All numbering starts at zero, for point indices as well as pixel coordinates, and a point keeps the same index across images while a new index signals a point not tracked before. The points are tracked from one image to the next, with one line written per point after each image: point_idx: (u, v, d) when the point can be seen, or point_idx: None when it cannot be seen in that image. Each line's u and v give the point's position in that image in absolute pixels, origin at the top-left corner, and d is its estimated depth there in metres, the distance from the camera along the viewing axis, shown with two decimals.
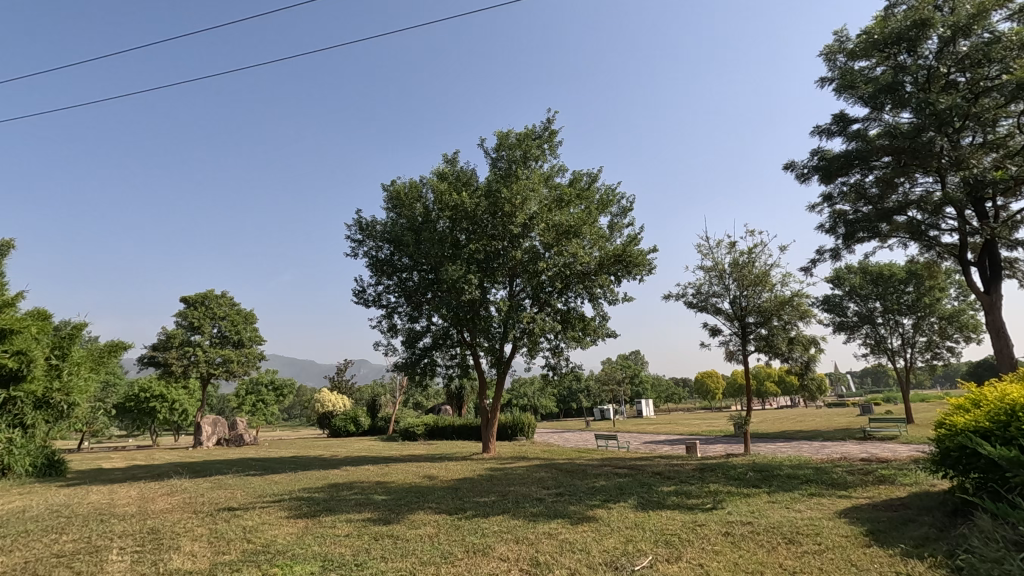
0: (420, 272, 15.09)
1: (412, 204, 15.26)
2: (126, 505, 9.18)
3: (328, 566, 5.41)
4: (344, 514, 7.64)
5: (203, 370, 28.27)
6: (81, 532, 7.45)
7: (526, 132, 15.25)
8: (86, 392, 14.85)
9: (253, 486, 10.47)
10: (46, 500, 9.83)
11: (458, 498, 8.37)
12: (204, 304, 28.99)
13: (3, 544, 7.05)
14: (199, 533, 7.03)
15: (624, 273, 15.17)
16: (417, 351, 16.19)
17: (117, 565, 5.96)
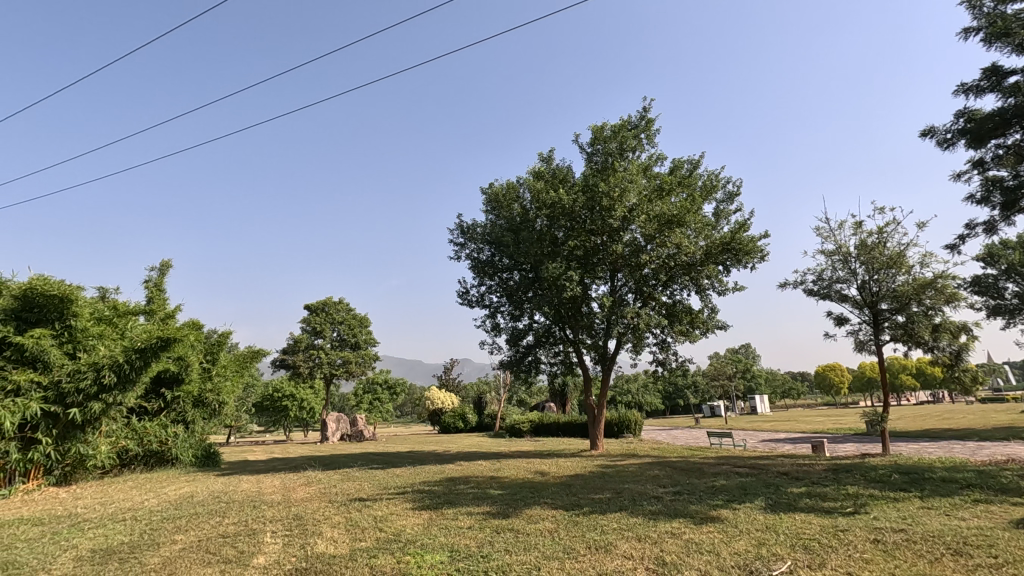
0: (520, 272, 15.32)
1: (510, 205, 15.50)
2: (272, 493, 10.21)
3: (455, 557, 5.64)
4: (464, 508, 7.94)
5: (326, 371, 30.74)
6: (239, 516, 8.41)
7: (621, 123, 14.93)
8: (232, 392, 16.83)
9: (378, 479, 11.21)
10: (208, 487, 11.21)
11: (573, 494, 8.39)
12: (324, 310, 31.49)
13: (179, 524, 8.12)
14: (337, 521, 7.65)
15: (732, 261, 14.44)
16: (521, 349, 16.44)
17: (272, 546, 6.66)
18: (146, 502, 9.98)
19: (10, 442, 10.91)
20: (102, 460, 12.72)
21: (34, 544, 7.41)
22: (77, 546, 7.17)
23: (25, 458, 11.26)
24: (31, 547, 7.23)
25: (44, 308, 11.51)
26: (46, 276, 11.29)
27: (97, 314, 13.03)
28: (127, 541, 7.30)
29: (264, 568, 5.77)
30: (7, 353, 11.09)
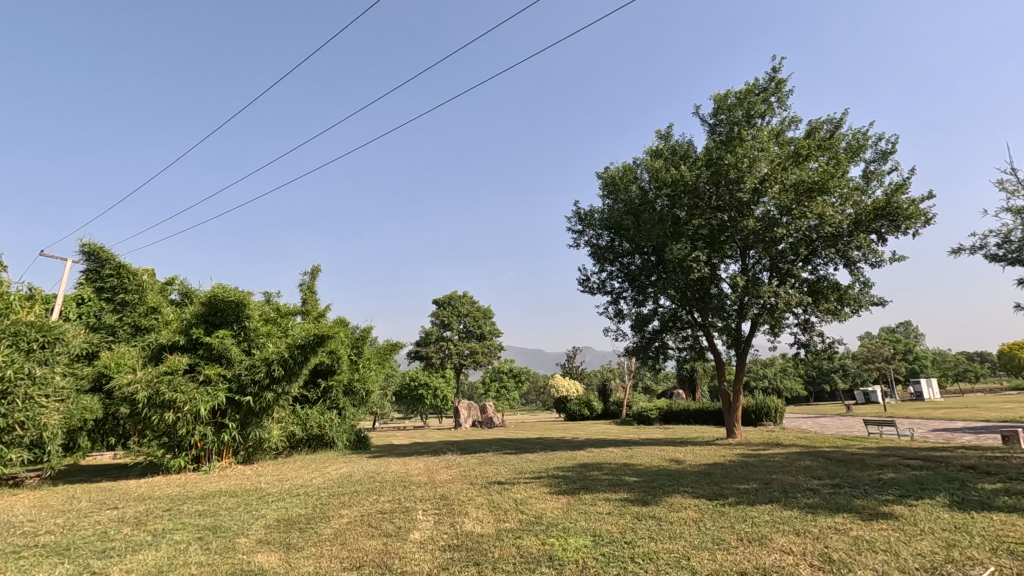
0: (642, 255, 14.89)
1: (628, 187, 15.11)
2: (419, 475, 11.01)
3: (599, 541, 5.67)
4: (602, 493, 7.94)
5: (456, 361, 32.45)
6: (392, 495, 9.18)
7: (746, 89, 13.88)
8: (376, 381, 18.43)
9: (513, 463, 11.60)
10: (363, 468, 12.38)
11: (715, 483, 8.03)
12: (451, 304, 33.15)
13: (344, 500, 9.06)
14: (480, 502, 8.04)
15: (889, 228, 12.84)
16: (647, 335, 16.04)
17: (424, 523, 7.18)
18: (314, 479, 11.28)
19: (206, 426, 12.91)
20: (276, 443, 14.60)
21: (233, 513, 8.69)
22: (265, 516, 8.29)
23: (218, 439, 13.26)
24: (231, 515, 8.49)
25: (224, 311, 13.35)
26: (226, 284, 13.12)
27: (264, 316, 14.89)
28: (303, 513, 8.29)
29: (421, 543, 6.24)
30: (199, 351, 13.07)
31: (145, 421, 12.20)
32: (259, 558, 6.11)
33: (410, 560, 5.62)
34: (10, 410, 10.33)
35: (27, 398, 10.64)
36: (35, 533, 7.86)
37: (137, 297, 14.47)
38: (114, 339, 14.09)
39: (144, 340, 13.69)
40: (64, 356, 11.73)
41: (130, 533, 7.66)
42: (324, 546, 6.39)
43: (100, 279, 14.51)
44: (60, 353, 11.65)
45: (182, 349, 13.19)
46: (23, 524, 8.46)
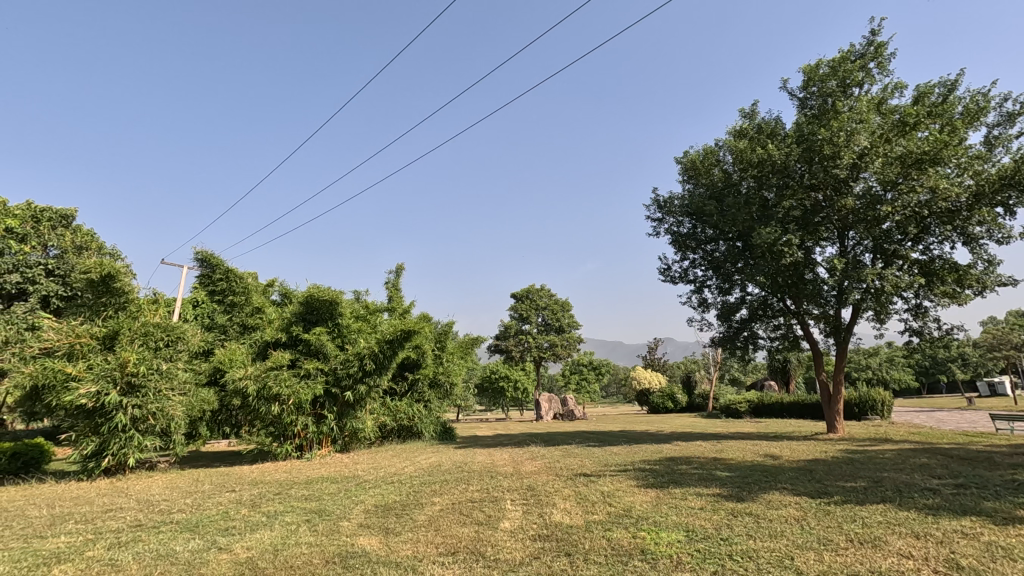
0: (727, 241, 14.22)
1: (709, 171, 14.50)
2: (505, 465, 11.22)
3: (693, 537, 5.52)
4: (693, 488, 7.70)
5: (535, 354, 32.68)
6: (480, 484, 9.42)
7: (840, 56, 12.86)
8: (460, 374, 18.97)
9: (598, 456, 11.54)
10: (451, 458, 12.80)
11: (817, 481, 7.54)
12: (529, 297, 33.38)
13: (435, 488, 9.43)
14: (567, 494, 8.07)
15: (1018, 199, 11.43)
16: (735, 325, 15.33)
17: (513, 512, 7.32)
18: (406, 468, 11.80)
19: (308, 417, 13.87)
20: (371, 433, 15.40)
21: (335, 498, 9.28)
22: (364, 501, 8.79)
23: (319, 429, 14.19)
24: (334, 500, 9.09)
25: (320, 310, 14.23)
26: (321, 283, 14.02)
27: (355, 313, 15.75)
28: (398, 500, 8.71)
29: (511, 532, 6.36)
30: (299, 347, 14.05)
31: (255, 412, 13.34)
32: (362, 541, 6.50)
33: (503, 549, 5.74)
34: (144, 401, 11.70)
35: (157, 391, 11.95)
36: (170, 511, 8.83)
37: (244, 299, 15.74)
38: (226, 337, 15.47)
39: (251, 338, 14.92)
40: (185, 353, 13.04)
41: (248, 514, 8.41)
42: (420, 532, 6.69)
43: (212, 283, 15.97)
44: (182, 351, 12.96)
45: (284, 345, 14.24)
46: (160, 502, 9.53)
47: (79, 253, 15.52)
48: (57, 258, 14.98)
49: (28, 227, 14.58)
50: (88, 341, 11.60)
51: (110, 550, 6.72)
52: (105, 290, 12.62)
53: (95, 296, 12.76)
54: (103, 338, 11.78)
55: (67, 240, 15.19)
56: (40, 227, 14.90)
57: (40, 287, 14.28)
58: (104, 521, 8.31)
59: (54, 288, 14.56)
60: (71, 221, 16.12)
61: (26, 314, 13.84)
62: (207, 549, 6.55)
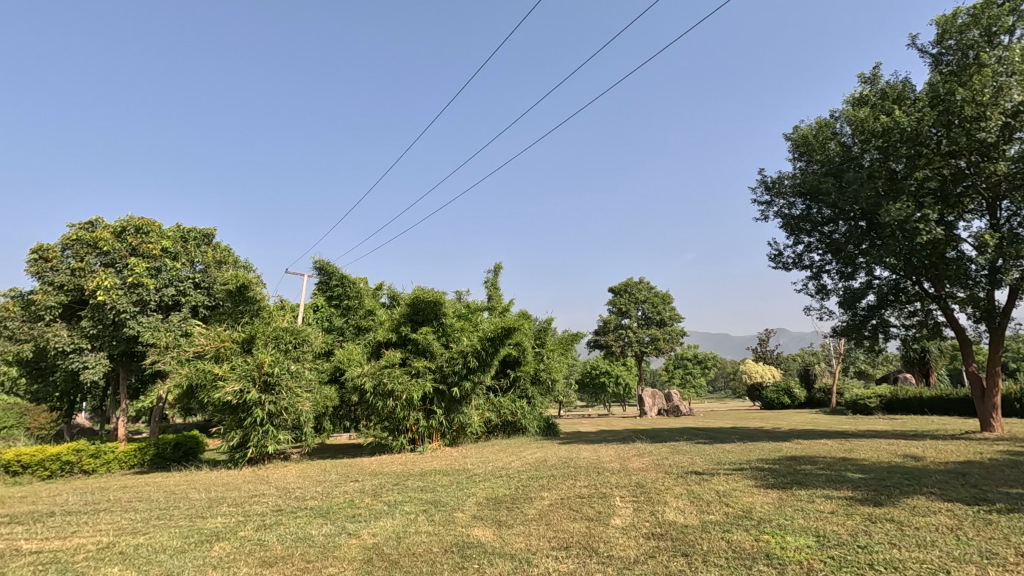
0: (848, 221, 13.00)
1: (825, 146, 13.33)
2: (611, 461, 11.10)
3: (824, 543, 5.11)
4: (821, 490, 7.12)
5: (637, 349, 31.96)
6: (588, 480, 9.37)
7: (983, 2, 11.24)
8: (561, 371, 19.03)
9: (710, 453, 11.05)
10: (557, 453, 12.88)
11: (972, 486, 6.67)
12: (627, 291, 32.66)
13: (543, 483, 9.53)
14: (679, 492, 7.80)
15: None
16: (861, 312, 13.99)
17: (623, 510, 7.20)
18: (513, 462, 12.04)
19: (419, 412, 14.62)
20: (477, 427, 15.88)
21: (448, 490, 9.71)
22: (475, 494, 9.10)
23: (429, 424, 14.87)
24: (447, 492, 9.51)
25: (426, 310, 14.89)
26: (426, 285, 14.70)
27: (458, 313, 16.35)
28: (508, 494, 8.91)
29: (623, 529, 6.28)
30: (408, 346, 14.83)
31: (373, 408, 14.35)
32: (476, 532, 6.74)
33: (616, 546, 5.69)
34: (277, 398, 12.96)
35: (288, 388, 13.18)
36: (304, 498, 9.70)
37: (358, 303, 17.00)
38: (343, 338, 16.70)
39: (365, 339, 15.98)
40: (310, 354, 14.27)
41: (371, 502, 9.03)
42: (531, 525, 6.81)
43: (329, 289, 17.35)
44: (307, 352, 14.21)
45: (395, 345, 15.12)
46: (295, 490, 10.52)
47: (220, 267, 17.49)
48: (202, 272, 16.99)
49: (179, 246, 16.68)
50: (230, 344, 13.07)
51: (258, 531, 7.52)
52: (242, 299, 14.14)
53: (234, 305, 14.35)
54: (242, 341, 13.19)
55: (210, 256, 17.18)
56: (188, 246, 16.98)
57: (190, 298, 16.28)
58: (251, 505, 9.32)
59: (201, 298, 16.53)
60: (212, 239, 18.19)
61: (180, 322, 15.88)
62: (338, 534, 7.13)
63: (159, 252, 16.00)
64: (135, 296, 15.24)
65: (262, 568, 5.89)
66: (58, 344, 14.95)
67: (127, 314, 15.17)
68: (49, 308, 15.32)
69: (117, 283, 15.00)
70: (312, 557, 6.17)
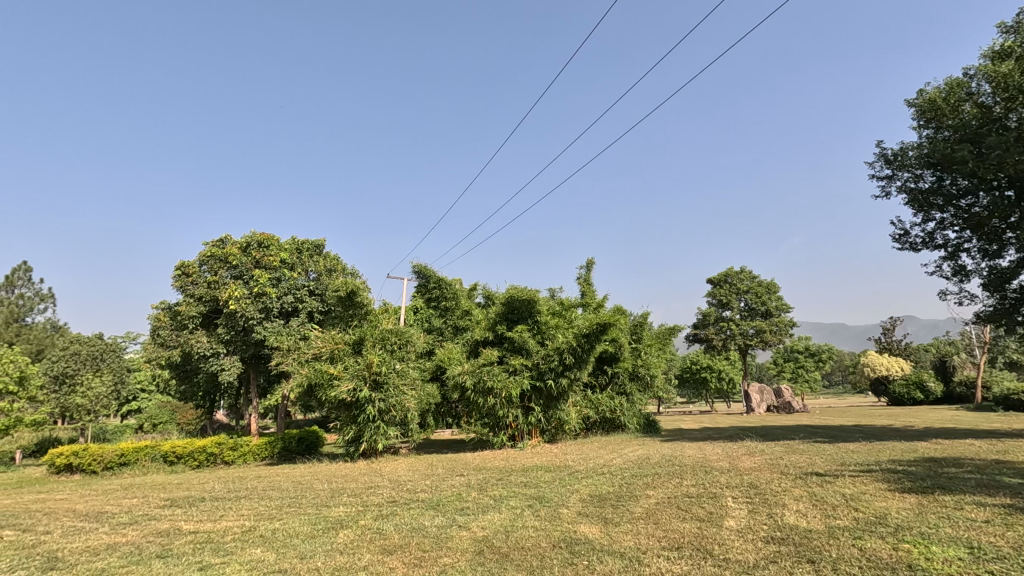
0: (991, 192, 11.45)
1: (958, 109, 11.84)
2: (720, 460, 10.61)
3: (979, 555, 4.55)
4: (971, 497, 6.34)
5: (741, 342, 30.27)
6: (695, 479, 9.02)
7: None
8: (660, 366, 18.47)
9: (831, 453, 10.22)
10: (660, 451, 12.53)
11: None
12: (727, 282, 31.09)
13: (647, 481, 9.32)
14: (799, 494, 7.28)
15: None
16: (1011, 295, 12.27)
17: (737, 511, 6.86)
18: (614, 460, 11.89)
19: (517, 409, 14.89)
20: (576, 424, 15.86)
21: (551, 486, 9.80)
22: (579, 491, 9.09)
23: (528, 420, 15.08)
24: (551, 488, 9.59)
25: (520, 309, 15.09)
26: (519, 284, 14.87)
27: (551, 310, 16.43)
28: (612, 491, 8.82)
29: (738, 531, 5.99)
30: (505, 345, 15.14)
31: (474, 405, 14.80)
32: (583, 529, 6.74)
33: (731, 548, 5.44)
34: (386, 395, 13.74)
35: (395, 386, 13.94)
36: (415, 490, 10.23)
37: (455, 304, 17.64)
38: (443, 338, 17.38)
39: (464, 338, 16.55)
40: (413, 354, 14.98)
41: (477, 496, 9.33)
42: (639, 523, 6.69)
43: (428, 291, 18.11)
44: (411, 352, 14.93)
45: (492, 343, 15.49)
46: (406, 482, 11.12)
47: (330, 274, 18.85)
48: (316, 279, 18.45)
49: (295, 257, 18.20)
50: (343, 346, 14.05)
51: (376, 520, 8.03)
52: (351, 304, 15.18)
53: (344, 309, 15.42)
54: (353, 343, 14.15)
55: (321, 264, 18.56)
56: (303, 256, 18.47)
57: (306, 304, 17.70)
58: (368, 496, 9.99)
59: (316, 304, 17.92)
60: (322, 249, 19.67)
61: (299, 327, 17.35)
62: (449, 525, 7.43)
63: (278, 263, 17.59)
64: (260, 304, 16.85)
65: (384, 555, 6.30)
66: (200, 349, 16.90)
67: (255, 320, 16.82)
68: (191, 318, 17.34)
69: (245, 293, 16.67)
70: (427, 547, 6.49)
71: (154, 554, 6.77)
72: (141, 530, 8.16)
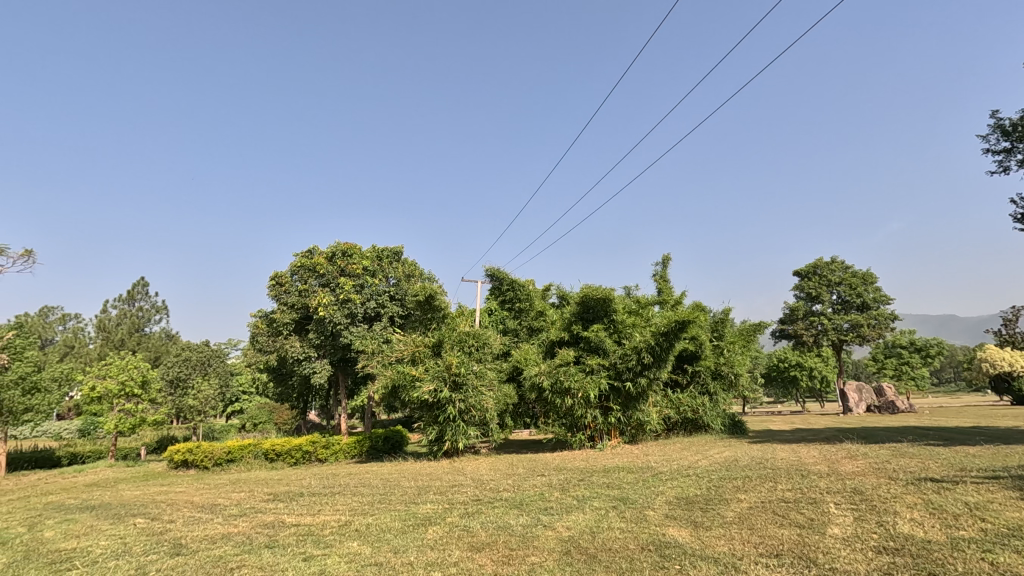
0: None
1: None
2: (818, 464, 9.95)
3: None
4: None
5: (834, 338, 28.28)
6: (791, 483, 8.51)
7: None
8: (745, 364, 17.63)
9: (948, 457, 9.30)
10: (749, 453, 11.96)
11: None
12: (816, 273, 29.22)
13: (738, 484, 8.91)
14: (913, 502, 6.69)
15: None
16: None
17: (842, 518, 6.40)
18: (700, 461, 11.48)
19: (595, 409, 14.73)
20: (657, 425, 15.48)
21: (635, 487, 9.61)
22: (665, 493, 8.85)
23: (607, 420, 14.88)
24: (635, 489, 9.41)
25: (595, 308, 14.94)
26: (594, 283, 14.72)
27: (627, 309, 16.15)
28: (699, 493, 8.52)
29: (844, 540, 5.60)
30: (581, 344, 15.02)
31: (552, 405, 14.81)
32: (672, 532, 6.57)
33: (838, 557, 5.10)
34: (466, 396, 14.04)
35: (474, 387, 14.23)
36: (498, 489, 10.40)
37: (529, 304, 17.78)
38: (518, 338, 17.57)
39: (539, 338, 16.63)
40: (491, 355, 15.22)
41: (560, 496, 9.32)
42: (732, 528, 6.42)
43: (502, 293, 18.34)
44: (488, 353, 15.18)
45: (568, 343, 15.42)
46: (489, 481, 11.33)
47: (409, 279, 19.58)
48: (395, 285, 19.24)
49: (376, 264, 19.05)
50: (423, 348, 14.53)
51: (463, 517, 8.23)
52: (430, 307, 15.68)
53: (424, 312, 15.93)
54: (432, 345, 14.58)
55: (400, 270, 19.33)
56: (383, 263, 19.31)
57: (388, 309, 18.49)
58: (453, 494, 10.26)
59: (396, 309, 18.70)
60: (401, 255, 20.46)
61: (381, 331, 18.13)
62: (534, 525, 7.47)
63: (361, 270, 18.47)
64: (346, 310, 17.76)
65: (472, 552, 6.45)
66: (294, 353, 18.10)
67: (341, 325, 17.74)
68: (285, 324, 18.60)
69: (332, 300, 17.63)
70: (514, 545, 6.57)
71: (264, 544, 7.31)
72: (250, 521, 8.85)
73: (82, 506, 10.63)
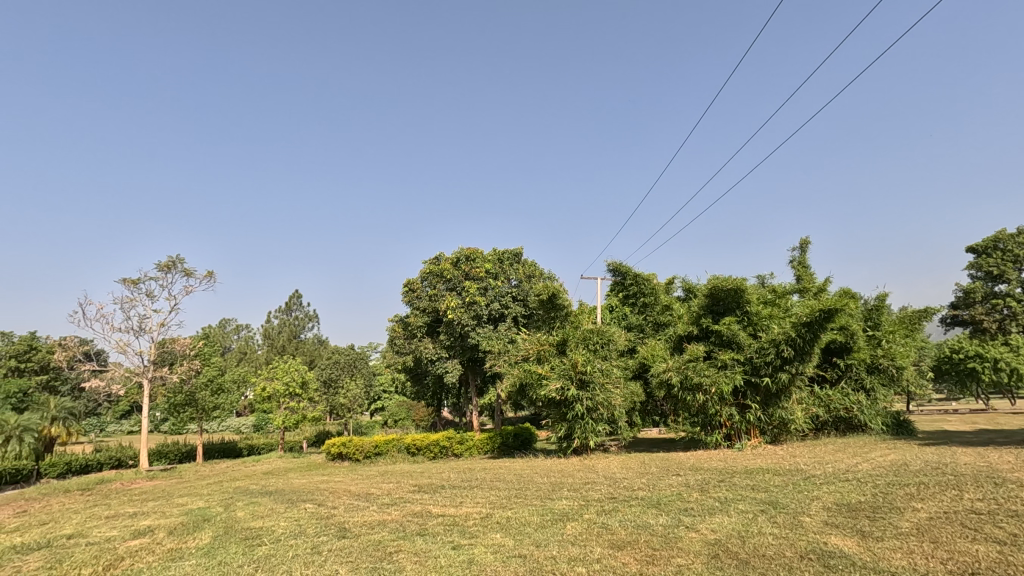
0: None
1: None
2: (1015, 470, 8.46)
3: None
4: None
5: None
6: (983, 492, 7.33)
7: None
8: (910, 356, 15.51)
9: None
10: (920, 456, 10.53)
11: None
12: (997, 248, 24.98)
13: (912, 491, 7.87)
14: None
15: None
16: None
17: None
18: (859, 465, 10.32)
19: (731, 407, 13.87)
20: (803, 424, 14.18)
21: (785, 490, 8.90)
22: (821, 498, 8.08)
23: (744, 419, 13.96)
24: (785, 493, 8.71)
25: (726, 299, 14.09)
26: (723, 274, 13.89)
27: (762, 299, 15.01)
28: (865, 500, 7.65)
29: None
30: (711, 339, 14.25)
31: (682, 402, 14.24)
32: (837, 541, 5.97)
33: None
34: (593, 394, 13.95)
35: (601, 385, 14.09)
36: (632, 488, 10.21)
37: (653, 299, 17.25)
38: (643, 334, 17.11)
39: (666, 334, 16.10)
40: (616, 352, 15.02)
41: (700, 498, 8.92)
42: (910, 540, 5.69)
43: (625, 288, 17.99)
44: (613, 350, 14.98)
45: (697, 338, 14.69)
46: (621, 480, 11.17)
47: (529, 280, 19.98)
48: (517, 286, 19.72)
49: (497, 267, 19.66)
50: (548, 347, 14.67)
51: (600, 515, 8.20)
52: (552, 306, 15.82)
53: (546, 312, 16.10)
54: (556, 344, 14.68)
55: (520, 271, 19.77)
56: (504, 265, 19.88)
57: (511, 309, 19.00)
58: (587, 491, 10.24)
59: (519, 309, 19.13)
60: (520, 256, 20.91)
61: (506, 331, 18.68)
62: (676, 526, 7.22)
63: (484, 273, 19.13)
64: (472, 312, 18.53)
65: (613, 550, 6.40)
66: (428, 354, 19.27)
67: (468, 326, 18.53)
68: (419, 327, 19.87)
69: (459, 303, 18.47)
70: (657, 546, 6.40)
71: (415, 532, 7.87)
72: (401, 510, 9.57)
73: (263, 491, 12.25)
